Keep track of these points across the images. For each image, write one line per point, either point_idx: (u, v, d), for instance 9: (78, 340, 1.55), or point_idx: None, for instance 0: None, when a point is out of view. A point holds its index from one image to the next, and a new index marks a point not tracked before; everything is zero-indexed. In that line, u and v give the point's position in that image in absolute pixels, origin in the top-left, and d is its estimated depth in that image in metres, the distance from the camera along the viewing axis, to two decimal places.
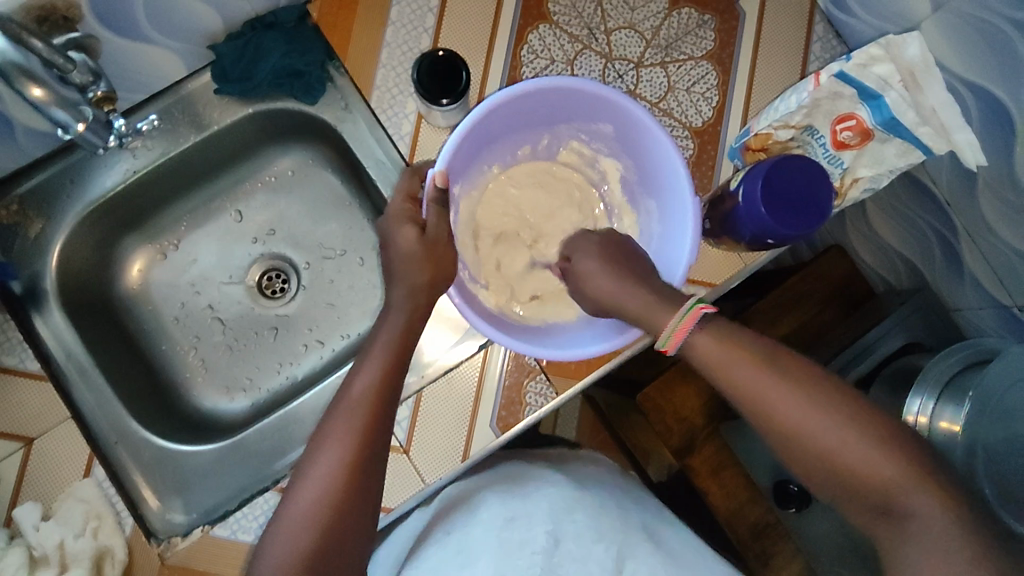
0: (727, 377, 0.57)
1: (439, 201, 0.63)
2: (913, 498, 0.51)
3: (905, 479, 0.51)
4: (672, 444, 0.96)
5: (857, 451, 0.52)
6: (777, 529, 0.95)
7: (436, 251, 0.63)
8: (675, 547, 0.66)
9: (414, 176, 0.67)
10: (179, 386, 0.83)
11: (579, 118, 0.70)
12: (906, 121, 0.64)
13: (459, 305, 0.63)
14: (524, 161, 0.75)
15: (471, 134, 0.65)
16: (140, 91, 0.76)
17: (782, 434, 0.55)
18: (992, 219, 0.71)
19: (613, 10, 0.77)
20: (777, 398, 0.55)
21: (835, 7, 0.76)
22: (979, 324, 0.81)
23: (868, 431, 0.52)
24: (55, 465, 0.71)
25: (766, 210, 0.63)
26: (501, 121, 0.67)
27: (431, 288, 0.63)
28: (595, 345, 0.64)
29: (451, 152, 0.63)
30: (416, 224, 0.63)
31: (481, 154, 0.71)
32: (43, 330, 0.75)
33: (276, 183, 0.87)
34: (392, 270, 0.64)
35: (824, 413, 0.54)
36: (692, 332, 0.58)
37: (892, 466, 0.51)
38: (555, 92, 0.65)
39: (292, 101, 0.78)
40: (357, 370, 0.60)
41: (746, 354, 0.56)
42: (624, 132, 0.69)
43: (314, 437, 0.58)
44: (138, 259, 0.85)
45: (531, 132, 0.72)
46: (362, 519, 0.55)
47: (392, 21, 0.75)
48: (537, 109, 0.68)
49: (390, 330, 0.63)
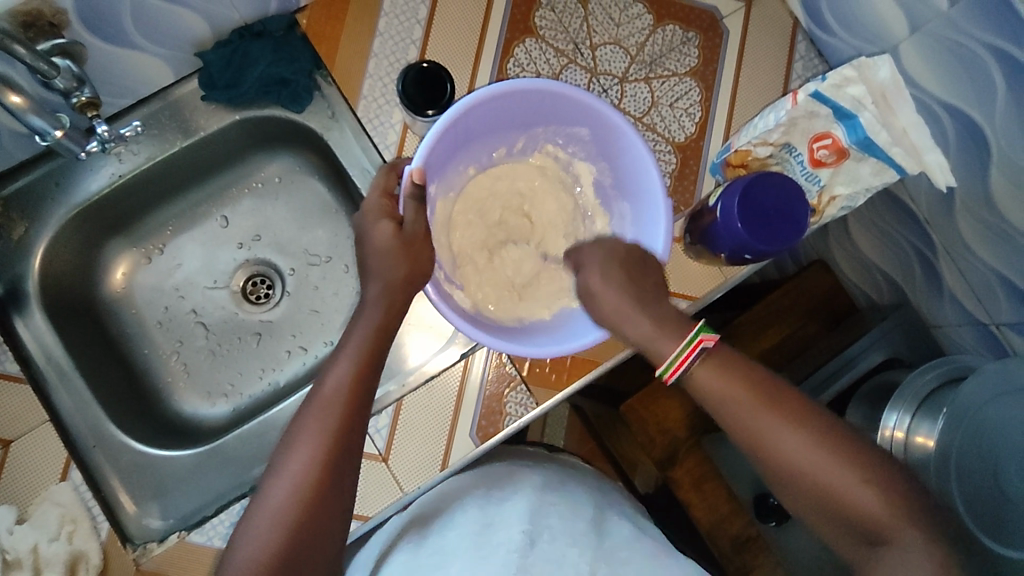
0: (718, 400, 0.58)
1: (416, 197, 0.63)
2: (899, 534, 0.50)
3: (892, 511, 0.51)
4: (654, 454, 0.96)
5: (841, 485, 0.52)
6: (758, 542, 0.95)
7: (413, 248, 0.63)
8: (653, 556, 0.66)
9: (391, 171, 0.67)
10: (161, 390, 0.83)
11: (556, 122, 0.71)
12: (879, 140, 0.66)
13: (444, 312, 0.62)
14: (501, 163, 0.75)
15: (449, 132, 0.65)
16: (127, 96, 0.76)
17: (770, 461, 0.55)
18: (969, 237, 0.71)
19: (598, 25, 0.78)
20: (766, 423, 0.56)
21: (816, 26, 0.77)
22: (958, 342, 0.82)
23: (851, 463, 0.53)
24: (31, 468, 0.70)
25: (743, 225, 0.64)
26: (479, 121, 0.68)
27: (409, 284, 0.63)
28: (572, 344, 0.65)
29: (428, 149, 0.63)
30: (394, 220, 0.63)
31: (460, 155, 0.71)
32: (24, 332, 0.75)
33: (263, 189, 0.88)
34: (367, 267, 0.64)
35: (809, 442, 0.54)
36: (692, 366, 0.59)
37: (878, 500, 0.51)
38: (533, 94, 0.66)
39: (279, 109, 0.79)
40: (329, 369, 0.61)
41: (737, 383, 0.57)
42: (599, 135, 0.69)
43: (285, 437, 0.58)
44: (122, 263, 0.85)
45: (508, 135, 0.73)
46: (333, 520, 0.55)
47: (380, 32, 0.76)
48: (515, 111, 0.69)
49: (365, 328, 0.63)
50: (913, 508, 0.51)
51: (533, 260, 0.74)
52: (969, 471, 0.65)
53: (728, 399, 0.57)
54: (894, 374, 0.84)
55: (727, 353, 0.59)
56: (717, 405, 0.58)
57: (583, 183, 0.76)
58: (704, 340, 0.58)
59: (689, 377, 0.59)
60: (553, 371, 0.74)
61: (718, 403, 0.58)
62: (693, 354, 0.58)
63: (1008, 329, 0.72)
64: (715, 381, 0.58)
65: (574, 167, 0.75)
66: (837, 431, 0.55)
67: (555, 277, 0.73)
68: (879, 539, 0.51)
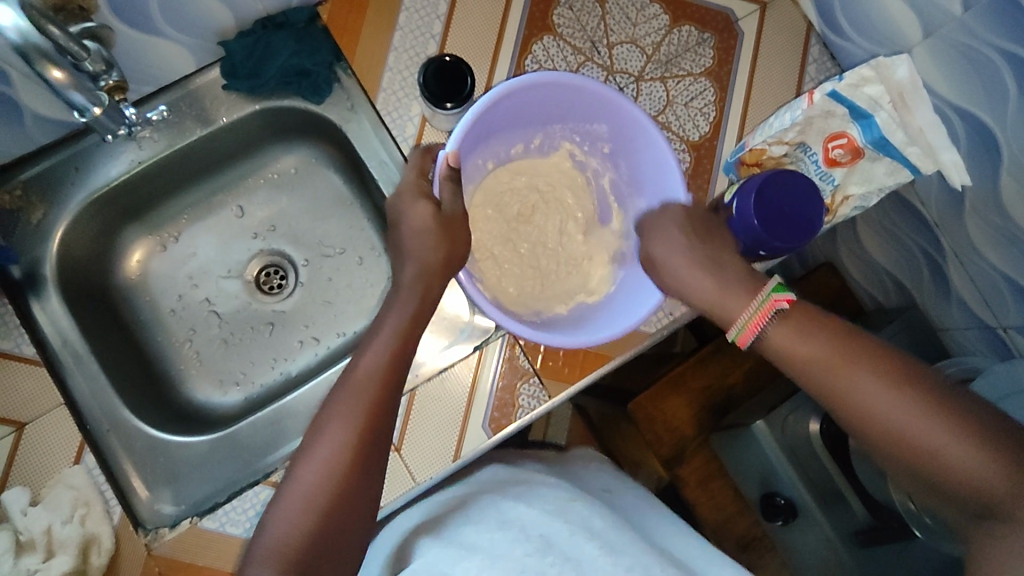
0: (804, 367, 0.56)
1: (452, 179, 0.64)
2: (1020, 504, 0.47)
3: (1014, 481, 0.47)
4: (662, 453, 0.97)
5: (954, 452, 0.50)
6: (763, 542, 0.97)
7: (451, 228, 0.65)
8: (664, 547, 0.67)
9: (425, 154, 0.69)
10: (174, 377, 0.84)
11: (575, 118, 0.72)
12: (895, 140, 0.67)
13: (482, 304, 0.62)
14: (518, 159, 0.76)
15: (477, 123, 0.66)
16: (150, 83, 0.77)
17: (868, 427, 0.53)
18: (978, 240, 0.72)
19: (615, 24, 0.79)
20: (869, 390, 0.53)
21: (830, 30, 0.78)
22: (965, 344, 0.83)
23: (956, 428, 0.50)
24: (46, 450, 0.71)
25: (759, 222, 0.64)
26: (503, 115, 0.69)
27: (447, 266, 0.65)
28: (592, 337, 0.65)
29: (461, 136, 0.64)
30: (432, 201, 0.64)
31: (483, 146, 0.71)
32: (40, 315, 0.75)
33: (279, 180, 0.88)
34: (404, 248, 0.65)
35: (909, 406, 0.52)
36: (770, 324, 0.58)
37: (989, 466, 0.48)
38: (558, 88, 0.67)
39: (298, 100, 0.80)
40: (365, 351, 0.62)
41: (826, 350, 0.56)
42: (619, 132, 0.71)
43: (317, 419, 0.59)
44: (137, 249, 0.86)
45: (527, 131, 0.74)
46: (362, 503, 0.56)
47: (400, 26, 0.77)
48: (538, 106, 0.70)
49: (399, 314, 0.64)
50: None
51: (549, 254, 0.75)
52: None
53: (823, 365, 0.55)
54: None
55: (811, 319, 0.57)
56: (809, 373, 0.56)
57: (601, 181, 0.77)
58: (778, 301, 0.58)
59: (779, 351, 0.58)
60: (566, 365, 0.75)
61: (815, 376, 0.56)
62: (768, 314, 0.58)
63: (1015, 331, 0.73)
64: (816, 351, 0.56)
65: (590, 166, 0.77)
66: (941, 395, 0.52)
67: (571, 273, 0.75)
68: (992, 509, 0.48)
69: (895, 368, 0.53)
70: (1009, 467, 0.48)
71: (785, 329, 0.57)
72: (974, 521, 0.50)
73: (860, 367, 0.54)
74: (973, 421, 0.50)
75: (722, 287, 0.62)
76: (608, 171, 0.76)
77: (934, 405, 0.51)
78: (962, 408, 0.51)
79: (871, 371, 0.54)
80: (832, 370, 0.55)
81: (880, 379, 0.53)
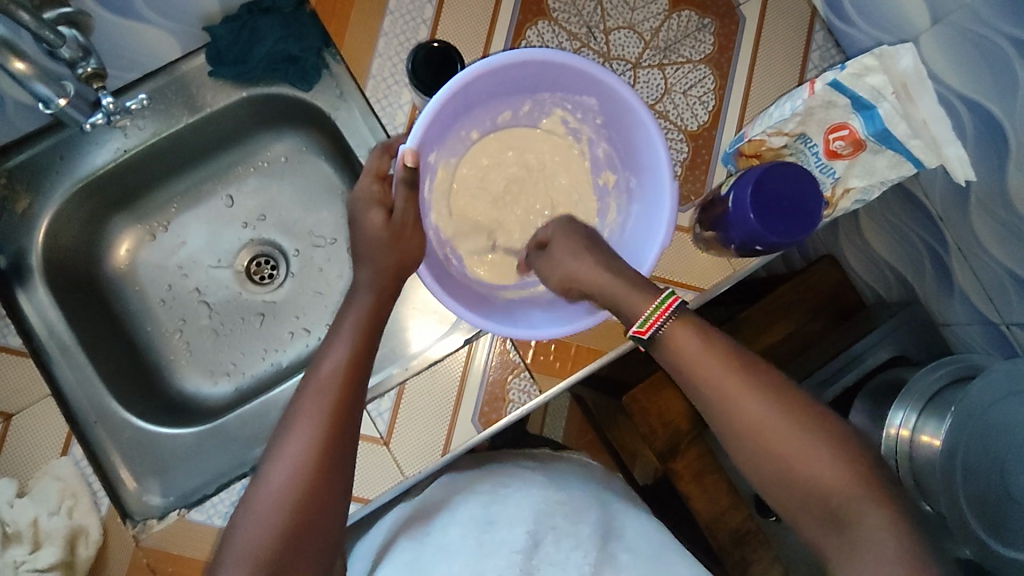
0: (702, 378, 0.57)
1: (408, 181, 0.63)
2: (867, 512, 0.52)
3: (869, 493, 0.53)
4: (656, 446, 0.94)
5: (814, 459, 0.54)
6: (757, 536, 0.94)
7: (403, 237, 0.64)
8: (653, 546, 0.66)
9: (385, 153, 0.66)
10: (163, 368, 0.83)
11: (564, 88, 0.69)
12: (897, 133, 0.65)
13: (431, 287, 0.62)
14: (505, 127, 0.74)
15: (449, 103, 0.64)
16: (133, 70, 0.76)
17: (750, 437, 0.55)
18: (983, 235, 0.70)
19: (612, 8, 0.77)
20: (748, 401, 0.55)
21: (835, 16, 0.76)
22: (966, 340, 0.81)
23: (820, 439, 0.54)
24: (33, 441, 0.70)
25: (755, 216, 0.63)
26: (482, 88, 0.67)
27: (400, 270, 0.64)
28: (559, 329, 0.64)
29: (422, 128, 0.62)
30: (385, 208, 0.64)
31: (460, 119, 0.70)
32: (27, 307, 0.75)
33: (269, 168, 0.87)
34: (358, 254, 0.65)
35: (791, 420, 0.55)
36: (670, 324, 0.58)
37: (845, 475, 0.53)
38: (534, 62, 0.65)
39: (287, 87, 0.78)
40: (324, 355, 0.61)
41: (725, 361, 0.57)
42: (606, 104, 0.68)
43: (283, 419, 0.58)
44: (126, 239, 0.85)
45: (514, 99, 0.71)
46: (333, 500, 0.56)
47: (390, 11, 0.74)
48: (520, 76, 0.67)
49: (358, 312, 0.63)
50: (878, 486, 0.53)
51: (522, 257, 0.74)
52: (972, 469, 0.63)
53: (716, 375, 0.56)
54: (902, 372, 0.81)
55: (706, 328, 0.58)
56: (701, 378, 0.57)
57: (597, 149, 0.75)
58: (675, 301, 0.58)
59: (682, 359, 0.58)
60: (557, 359, 0.74)
61: (701, 378, 0.57)
62: (666, 312, 0.58)
63: (1018, 329, 0.71)
64: (700, 349, 0.57)
65: (585, 134, 0.74)
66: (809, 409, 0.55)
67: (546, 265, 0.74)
68: (847, 518, 0.53)
69: (770, 382, 0.56)
70: (855, 475, 0.53)
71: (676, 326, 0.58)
72: (817, 524, 0.54)
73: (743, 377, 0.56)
74: (835, 435, 0.54)
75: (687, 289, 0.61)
76: (603, 141, 0.74)
77: (796, 414, 0.55)
78: (814, 415, 0.55)
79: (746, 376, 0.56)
80: (713, 373, 0.56)
81: (753, 385, 0.56)
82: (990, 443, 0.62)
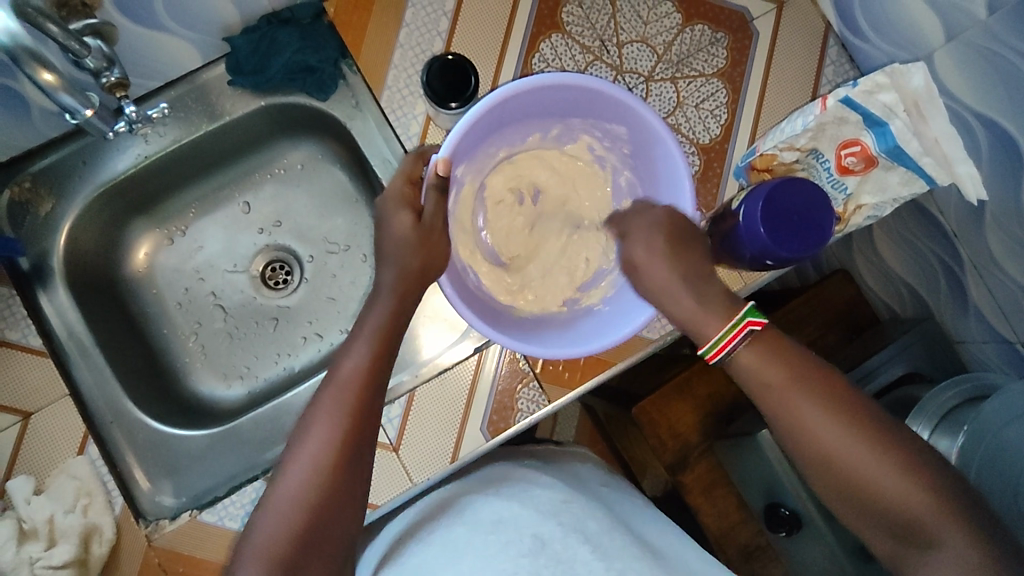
0: (770, 397, 0.56)
1: (439, 187, 0.64)
2: (945, 532, 0.49)
3: (948, 517, 0.49)
4: (665, 459, 0.94)
5: (887, 478, 0.51)
6: (767, 552, 0.93)
7: (430, 241, 0.64)
8: (663, 546, 0.65)
9: (420, 159, 0.68)
10: (177, 370, 0.84)
11: (593, 115, 0.70)
12: (909, 150, 0.65)
13: (450, 295, 0.64)
14: (531, 148, 0.74)
15: (480, 121, 0.65)
16: (155, 79, 0.77)
17: (820, 458, 0.54)
18: (997, 251, 0.69)
19: (625, 22, 0.77)
20: (815, 414, 0.54)
21: (849, 31, 0.76)
22: (982, 360, 0.79)
23: (898, 459, 0.51)
24: (51, 439, 0.72)
25: (765, 230, 0.63)
26: (512, 110, 0.67)
27: (423, 274, 0.64)
28: (576, 347, 0.65)
29: (456, 140, 0.63)
30: (414, 211, 0.65)
31: (488, 139, 0.70)
32: (47, 307, 0.77)
33: (285, 176, 0.88)
34: (384, 254, 0.65)
35: (862, 439, 0.52)
36: (734, 346, 0.58)
37: (920, 498, 0.50)
38: (566, 88, 0.65)
39: (304, 96, 0.79)
40: (346, 355, 0.62)
41: (793, 382, 0.55)
42: (633, 131, 0.68)
43: (301, 421, 0.59)
44: (144, 243, 0.87)
45: (543, 122, 0.72)
46: (351, 502, 0.57)
47: (406, 23, 0.76)
48: (552, 102, 0.68)
49: (376, 317, 0.64)
50: (964, 512, 0.50)
51: (546, 282, 0.75)
52: (987, 489, 0.62)
53: (782, 393, 0.55)
54: (914, 388, 0.80)
55: (775, 344, 0.57)
56: (766, 396, 0.56)
57: (619, 177, 0.75)
58: (750, 324, 0.58)
59: (741, 371, 0.57)
60: (566, 369, 0.74)
61: (768, 397, 0.56)
62: (738, 337, 0.57)
63: None
64: (774, 375, 0.56)
65: (609, 162, 0.75)
66: (887, 431, 0.53)
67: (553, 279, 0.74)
68: (924, 538, 0.50)
69: (839, 400, 0.54)
70: (937, 499, 0.50)
71: (745, 350, 0.57)
72: (896, 546, 0.52)
73: (809, 396, 0.55)
74: (913, 460, 0.51)
75: (707, 289, 0.61)
76: (626, 170, 0.74)
77: (874, 435, 0.53)
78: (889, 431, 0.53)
79: (823, 405, 0.54)
80: (785, 399, 0.55)
81: (828, 406, 0.54)
82: (1005, 460, 0.61)
